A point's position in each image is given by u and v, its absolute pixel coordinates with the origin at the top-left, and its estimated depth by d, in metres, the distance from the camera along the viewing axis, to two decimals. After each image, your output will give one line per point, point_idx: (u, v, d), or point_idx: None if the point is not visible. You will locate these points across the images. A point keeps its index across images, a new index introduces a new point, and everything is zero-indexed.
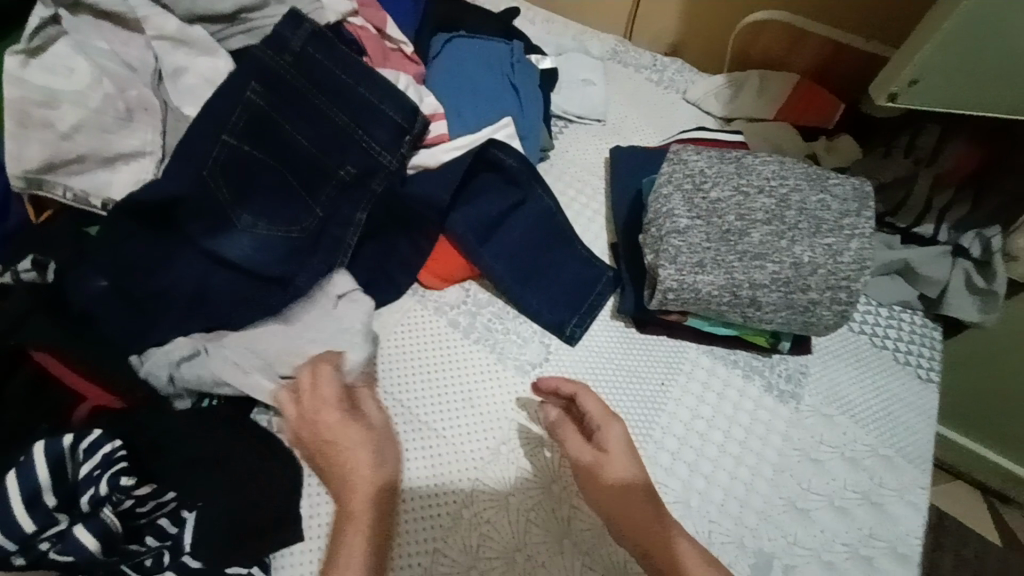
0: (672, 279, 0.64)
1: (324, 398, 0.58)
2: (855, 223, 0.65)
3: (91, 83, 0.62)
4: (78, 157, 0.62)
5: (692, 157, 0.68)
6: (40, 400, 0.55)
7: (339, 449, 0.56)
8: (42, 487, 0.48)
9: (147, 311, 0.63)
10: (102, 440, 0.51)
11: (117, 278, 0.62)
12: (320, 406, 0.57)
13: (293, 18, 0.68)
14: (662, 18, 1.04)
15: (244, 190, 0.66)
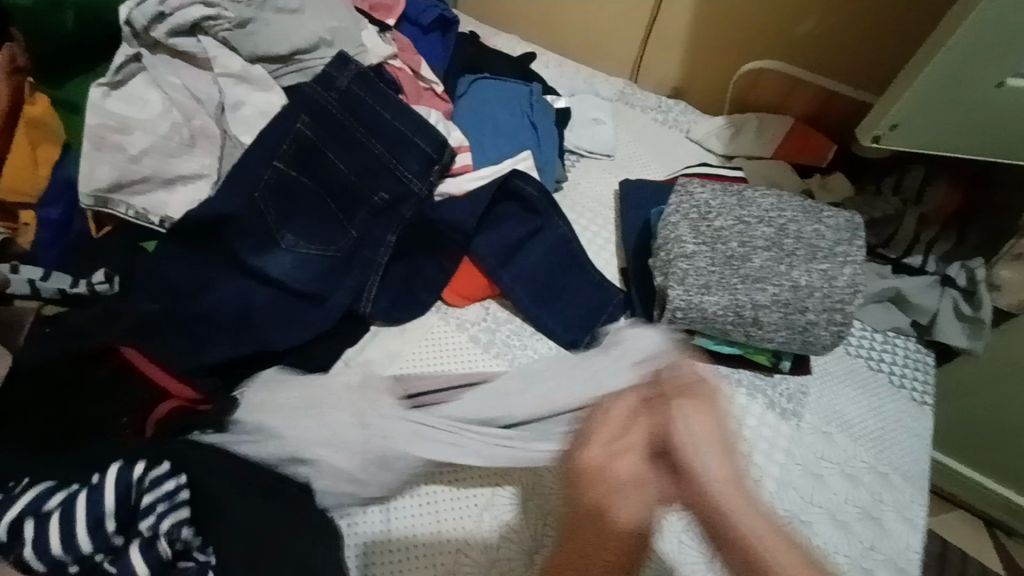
0: (680, 299, 0.69)
1: (625, 436, 0.52)
2: (847, 251, 0.71)
3: (162, 112, 0.71)
4: (141, 177, 0.69)
5: (697, 190, 0.74)
6: (126, 392, 0.61)
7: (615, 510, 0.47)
8: (105, 513, 0.51)
9: (194, 332, 0.67)
10: (168, 474, 0.54)
11: (165, 303, 0.68)
12: (621, 443, 0.52)
13: (341, 61, 0.76)
14: (667, 65, 1.14)
15: (289, 213, 0.72)
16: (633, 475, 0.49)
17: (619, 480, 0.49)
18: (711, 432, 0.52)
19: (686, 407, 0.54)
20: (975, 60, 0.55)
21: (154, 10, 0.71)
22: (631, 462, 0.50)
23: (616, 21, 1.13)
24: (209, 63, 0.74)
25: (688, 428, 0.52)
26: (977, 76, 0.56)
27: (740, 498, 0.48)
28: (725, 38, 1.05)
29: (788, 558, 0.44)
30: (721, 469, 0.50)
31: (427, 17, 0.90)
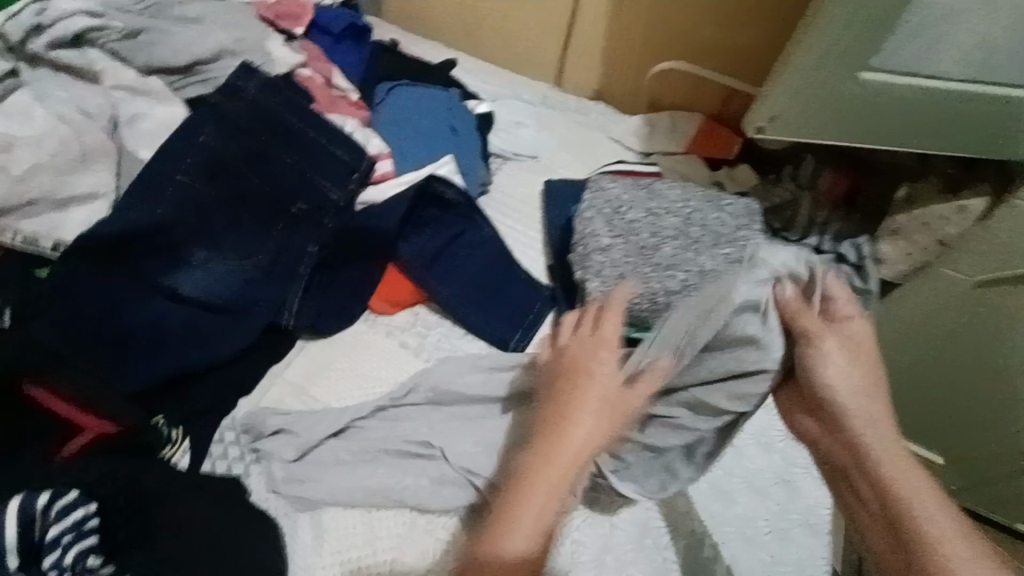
0: (598, 290, 0.72)
1: (609, 339, 0.61)
2: (747, 234, 0.76)
3: (47, 128, 0.66)
4: (28, 200, 0.64)
5: (610, 186, 0.79)
6: (34, 422, 0.57)
7: (580, 397, 0.56)
8: (5, 547, 0.48)
9: (102, 360, 0.63)
10: (79, 502, 0.52)
11: (68, 332, 0.62)
12: (602, 345, 0.60)
13: (246, 71, 0.74)
14: (586, 68, 1.18)
15: (199, 229, 0.69)
16: (606, 368, 0.59)
17: (598, 370, 0.58)
18: (861, 371, 0.63)
19: (840, 343, 0.63)
20: (826, 58, 0.59)
21: (31, 22, 0.69)
22: (610, 363, 0.59)
23: (535, 26, 1.16)
24: (99, 77, 0.71)
25: (836, 370, 0.63)
26: (847, 58, 0.59)
27: (875, 426, 0.62)
28: (637, 40, 1.10)
29: (918, 482, 0.58)
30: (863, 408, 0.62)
31: (338, 26, 0.89)
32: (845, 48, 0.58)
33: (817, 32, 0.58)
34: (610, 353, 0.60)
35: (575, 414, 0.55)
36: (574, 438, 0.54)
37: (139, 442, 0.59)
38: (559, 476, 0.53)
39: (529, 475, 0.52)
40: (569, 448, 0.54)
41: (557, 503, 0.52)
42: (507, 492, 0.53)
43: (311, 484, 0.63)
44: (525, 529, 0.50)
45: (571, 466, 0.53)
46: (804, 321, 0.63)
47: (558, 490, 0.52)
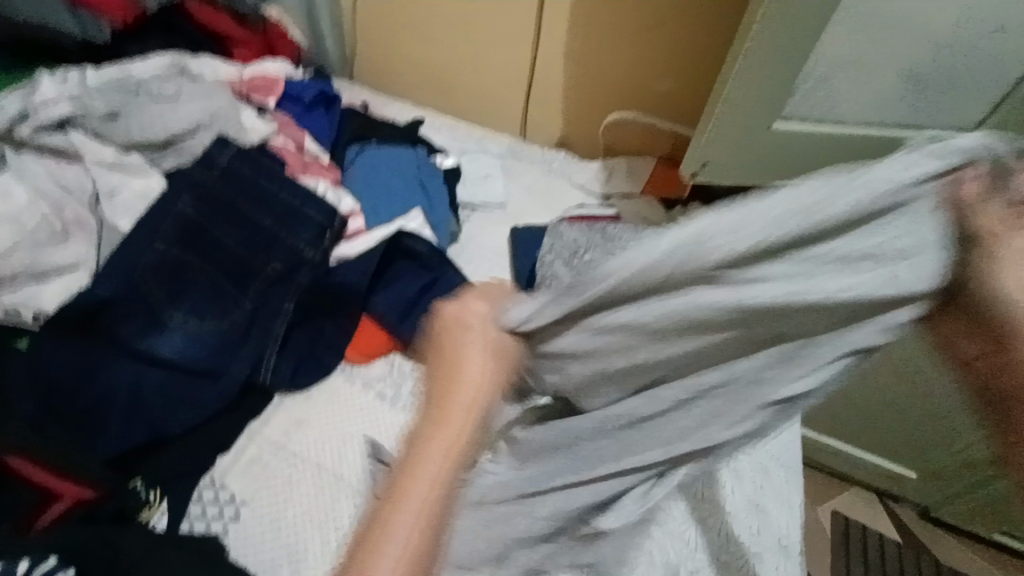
0: None
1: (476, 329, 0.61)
2: None
3: (28, 206, 0.69)
4: (9, 274, 0.67)
5: (568, 232, 0.85)
6: (8, 494, 0.57)
7: (455, 393, 0.55)
8: None
9: (78, 428, 0.64)
10: (58, 568, 0.53)
11: (44, 400, 0.63)
12: (471, 339, 0.60)
13: (221, 143, 0.79)
14: (548, 121, 1.27)
15: (177, 292, 0.72)
16: (477, 357, 0.58)
17: (468, 368, 0.57)
18: None
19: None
20: (740, 111, 0.67)
21: (16, 111, 0.72)
22: (481, 364, 0.57)
23: (499, 83, 1.25)
24: (80, 155, 0.75)
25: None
26: (760, 110, 0.66)
27: None
28: (593, 92, 1.19)
29: None
30: None
31: (308, 95, 0.95)
32: (764, 97, 0.65)
33: (728, 91, 0.65)
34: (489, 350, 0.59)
35: (449, 409, 0.55)
36: (444, 445, 0.53)
37: (110, 509, 0.60)
38: (427, 484, 0.51)
39: (401, 481, 0.52)
40: (433, 455, 0.53)
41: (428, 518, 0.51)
42: (393, 489, 0.52)
43: (307, 531, 0.66)
44: (386, 568, 0.48)
45: (441, 478, 0.52)
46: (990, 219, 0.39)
47: (435, 501, 0.51)
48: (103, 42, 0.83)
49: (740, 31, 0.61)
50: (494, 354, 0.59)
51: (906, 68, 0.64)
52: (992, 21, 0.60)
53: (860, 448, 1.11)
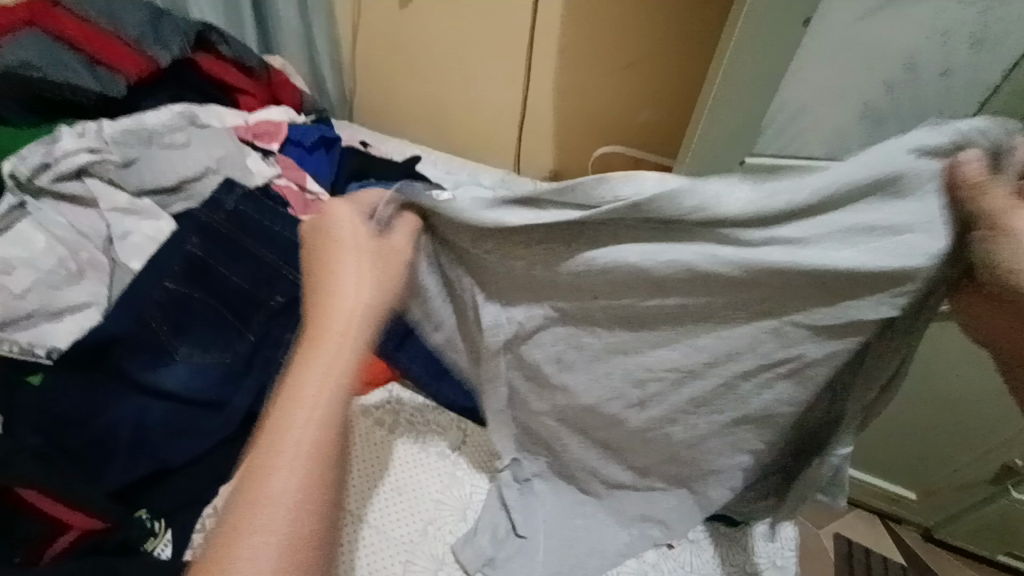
0: None
1: (348, 239, 0.53)
2: None
3: (46, 251, 0.73)
4: (25, 314, 0.70)
5: None
6: (20, 526, 0.59)
7: (331, 297, 0.52)
8: None
9: (88, 461, 0.66)
10: None
11: (54, 435, 0.66)
12: (343, 248, 0.53)
13: (227, 186, 0.85)
14: (540, 154, 1.32)
15: (183, 327, 0.75)
16: (356, 258, 0.53)
17: (343, 273, 0.52)
18: None
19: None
20: (715, 145, 0.71)
21: (40, 161, 0.77)
22: (366, 276, 0.52)
23: (493, 121, 1.32)
24: (95, 200, 0.80)
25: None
26: (735, 144, 0.70)
27: None
28: (582, 127, 1.25)
29: None
30: None
31: (310, 139, 1.01)
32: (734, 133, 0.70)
33: (702, 126, 0.70)
34: (373, 267, 0.53)
35: (330, 316, 0.51)
36: (325, 379, 0.49)
37: (116, 539, 0.61)
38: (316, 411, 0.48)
39: (281, 417, 0.48)
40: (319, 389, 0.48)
41: (326, 444, 0.47)
42: (270, 421, 0.48)
43: None
44: (283, 466, 0.46)
45: (331, 415, 0.48)
46: (986, 194, 0.42)
47: (331, 426, 0.48)
48: (119, 96, 0.88)
49: (711, 72, 0.66)
50: (381, 274, 0.53)
51: (860, 107, 0.70)
52: (940, 64, 0.66)
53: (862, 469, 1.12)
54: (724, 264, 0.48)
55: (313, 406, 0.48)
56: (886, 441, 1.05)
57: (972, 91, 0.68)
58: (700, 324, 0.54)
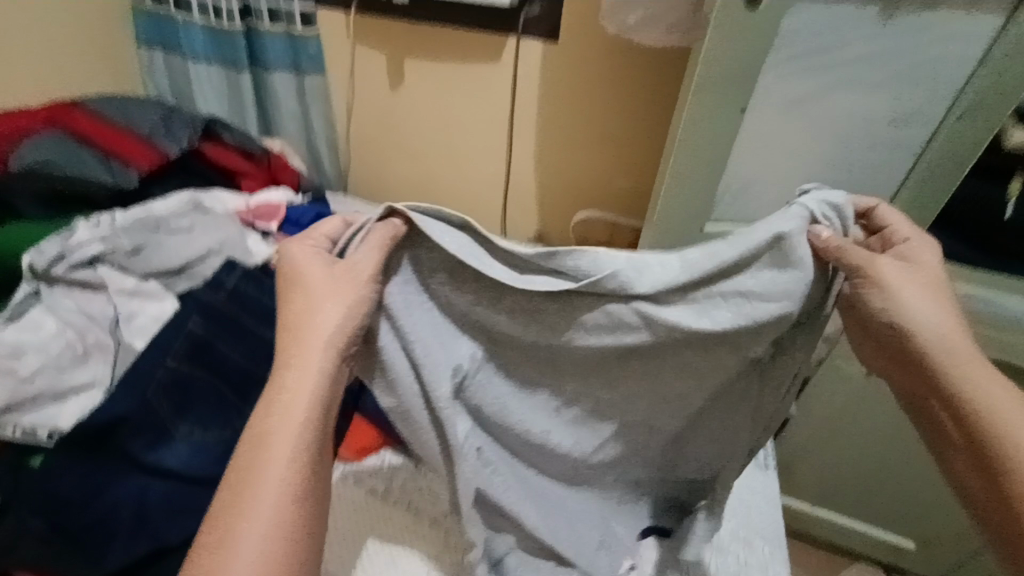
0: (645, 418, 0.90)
1: (313, 268, 0.61)
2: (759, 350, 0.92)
3: (55, 335, 0.77)
4: (31, 397, 0.73)
5: None
6: None
7: (301, 325, 0.59)
8: None
9: (85, 544, 0.67)
10: None
11: (55, 518, 0.67)
12: (309, 277, 0.61)
13: (229, 266, 0.90)
14: (524, 220, 1.41)
15: (183, 406, 0.78)
16: (320, 284, 0.60)
17: (310, 301, 0.59)
18: (926, 290, 0.60)
19: (898, 270, 0.59)
20: (676, 215, 0.79)
21: (54, 253, 0.82)
22: (335, 308, 0.59)
23: (480, 190, 1.40)
24: (104, 285, 0.84)
25: (908, 292, 0.59)
26: (692, 215, 0.79)
27: (948, 343, 0.58)
28: (564, 194, 1.33)
29: (998, 395, 0.57)
30: (930, 312, 0.59)
31: (306, 218, 1.06)
32: (688, 207, 0.78)
33: (664, 199, 0.78)
34: (344, 297, 0.59)
35: (299, 337, 0.59)
36: (294, 416, 0.56)
37: None
38: (288, 450, 0.55)
39: (252, 455, 0.55)
40: (291, 427, 0.56)
41: (300, 478, 0.55)
42: (249, 441, 0.56)
43: None
44: (265, 480, 0.54)
45: (303, 451, 0.56)
46: (846, 252, 0.57)
47: (303, 462, 0.56)
48: (131, 187, 0.95)
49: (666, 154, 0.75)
50: (350, 304, 0.59)
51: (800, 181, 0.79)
52: (861, 140, 0.77)
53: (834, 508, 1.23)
54: (630, 316, 0.60)
55: (286, 426, 0.56)
56: (852, 481, 1.17)
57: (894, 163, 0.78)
58: (611, 352, 0.64)
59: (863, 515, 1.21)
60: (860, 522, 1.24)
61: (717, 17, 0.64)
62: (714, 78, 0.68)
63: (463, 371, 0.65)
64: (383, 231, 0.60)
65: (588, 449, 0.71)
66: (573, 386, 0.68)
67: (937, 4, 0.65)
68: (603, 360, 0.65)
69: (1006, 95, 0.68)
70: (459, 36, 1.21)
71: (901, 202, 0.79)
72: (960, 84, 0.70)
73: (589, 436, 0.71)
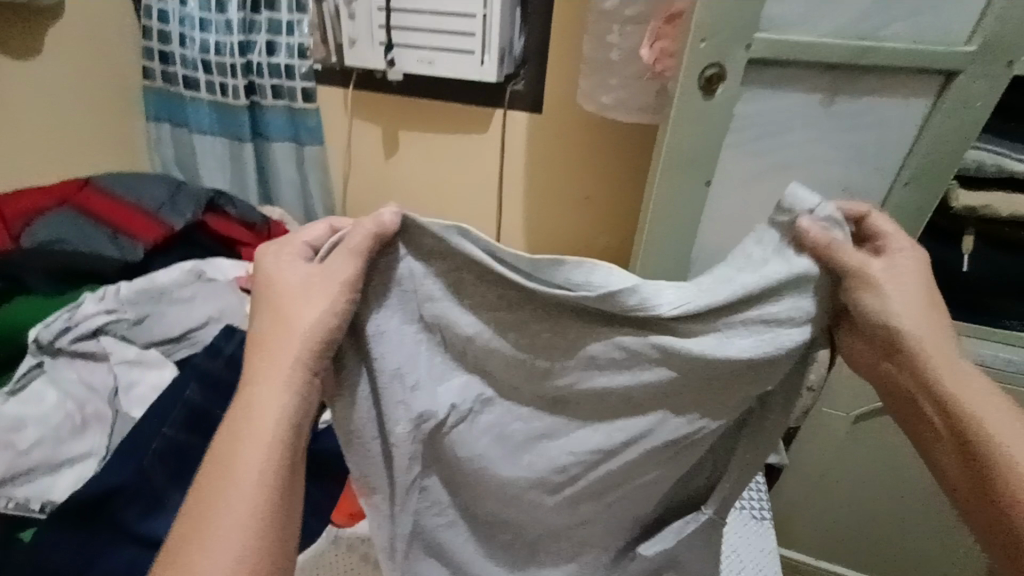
0: None
1: (288, 280, 0.58)
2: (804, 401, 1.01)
3: (55, 406, 0.79)
4: (28, 469, 0.74)
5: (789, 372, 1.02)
6: None
7: (270, 341, 0.57)
8: None
9: None
10: None
11: None
12: (288, 292, 0.58)
13: (228, 332, 0.93)
14: None
15: (178, 474, 0.78)
16: (296, 299, 0.57)
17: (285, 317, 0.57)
18: (915, 291, 0.56)
19: (887, 271, 0.55)
20: (656, 274, 0.86)
21: (60, 326, 0.86)
22: (311, 311, 0.56)
23: None
24: (107, 355, 0.87)
25: (897, 295, 0.54)
26: (670, 272, 0.86)
27: (939, 353, 0.55)
28: (550, 251, 1.39)
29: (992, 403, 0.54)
30: (916, 315, 0.55)
31: None
32: (663, 267, 0.85)
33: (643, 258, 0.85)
34: (321, 298, 0.55)
35: (269, 354, 0.57)
36: (264, 426, 0.55)
37: None
38: (254, 471, 0.54)
39: (219, 470, 0.54)
40: (259, 438, 0.55)
41: (268, 492, 0.54)
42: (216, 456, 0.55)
43: None
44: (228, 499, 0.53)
45: (271, 462, 0.55)
46: (843, 254, 0.53)
47: (271, 474, 0.54)
48: (138, 260, 1.00)
49: (642, 220, 0.83)
50: (329, 305, 0.55)
51: None
52: None
53: (829, 560, 1.23)
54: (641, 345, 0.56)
55: (253, 445, 0.55)
56: (847, 530, 1.17)
57: None
58: (608, 409, 0.61)
59: (856, 565, 1.21)
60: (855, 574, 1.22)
61: (679, 105, 0.74)
62: (675, 157, 0.77)
63: (437, 419, 0.60)
64: (365, 226, 0.54)
65: (581, 498, 0.66)
66: (582, 451, 0.63)
67: (867, 94, 0.78)
68: (604, 414, 0.62)
69: (943, 165, 0.80)
70: (451, 109, 1.30)
71: None
72: (905, 151, 0.81)
73: (593, 500, 0.67)
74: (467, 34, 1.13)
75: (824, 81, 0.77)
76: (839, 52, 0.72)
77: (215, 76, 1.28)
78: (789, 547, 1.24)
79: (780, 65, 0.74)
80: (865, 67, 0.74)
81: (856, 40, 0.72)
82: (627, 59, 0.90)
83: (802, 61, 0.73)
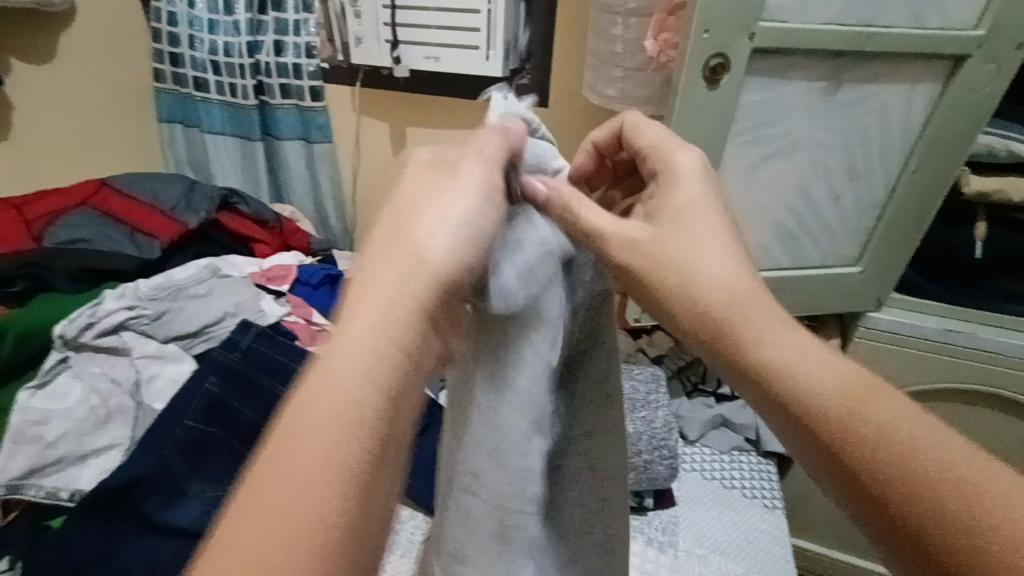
0: (687, 412, 1.08)
1: (443, 181, 0.43)
2: None
3: (81, 398, 0.82)
4: (56, 458, 0.76)
5: None
6: None
7: (399, 242, 0.40)
8: None
9: None
10: None
11: None
12: (420, 200, 0.42)
13: (244, 326, 0.95)
14: None
15: (197, 464, 0.79)
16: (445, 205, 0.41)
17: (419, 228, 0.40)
18: (706, 228, 0.48)
19: (650, 226, 0.48)
20: None
21: (83, 323, 0.89)
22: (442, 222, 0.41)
23: None
24: (129, 350, 0.91)
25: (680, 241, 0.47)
26: None
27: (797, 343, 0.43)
28: None
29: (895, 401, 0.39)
30: (712, 252, 0.47)
31: (315, 277, 1.13)
32: None
33: None
34: (455, 210, 0.41)
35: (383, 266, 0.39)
36: (334, 406, 0.33)
37: None
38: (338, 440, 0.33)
39: (292, 430, 0.33)
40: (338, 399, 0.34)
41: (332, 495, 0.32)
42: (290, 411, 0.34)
43: None
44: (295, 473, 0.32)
45: (353, 456, 0.33)
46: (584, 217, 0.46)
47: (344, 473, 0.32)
48: (155, 258, 1.03)
49: None
50: (465, 201, 0.41)
51: (774, 225, 0.89)
52: (829, 192, 0.87)
53: (845, 548, 1.22)
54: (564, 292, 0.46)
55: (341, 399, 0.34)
56: None
57: (861, 211, 0.89)
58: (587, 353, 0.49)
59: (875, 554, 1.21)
60: (874, 564, 1.22)
61: (683, 96, 0.74)
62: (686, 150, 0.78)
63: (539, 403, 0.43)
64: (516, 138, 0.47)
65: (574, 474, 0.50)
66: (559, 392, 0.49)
67: (869, 81, 0.78)
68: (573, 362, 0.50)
69: (952, 145, 0.81)
70: (457, 103, 1.31)
71: (874, 245, 0.91)
72: (919, 130, 0.82)
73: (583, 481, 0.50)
74: (471, 30, 1.14)
75: (828, 69, 0.77)
76: (842, 39, 0.72)
77: (224, 78, 1.30)
78: (799, 535, 1.25)
79: (783, 53, 0.74)
80: (869, 54, 0.74)
81: (859, 26, 0.72)
82: (633, 51, 0.90)
83: (804, 49, 0.73)
